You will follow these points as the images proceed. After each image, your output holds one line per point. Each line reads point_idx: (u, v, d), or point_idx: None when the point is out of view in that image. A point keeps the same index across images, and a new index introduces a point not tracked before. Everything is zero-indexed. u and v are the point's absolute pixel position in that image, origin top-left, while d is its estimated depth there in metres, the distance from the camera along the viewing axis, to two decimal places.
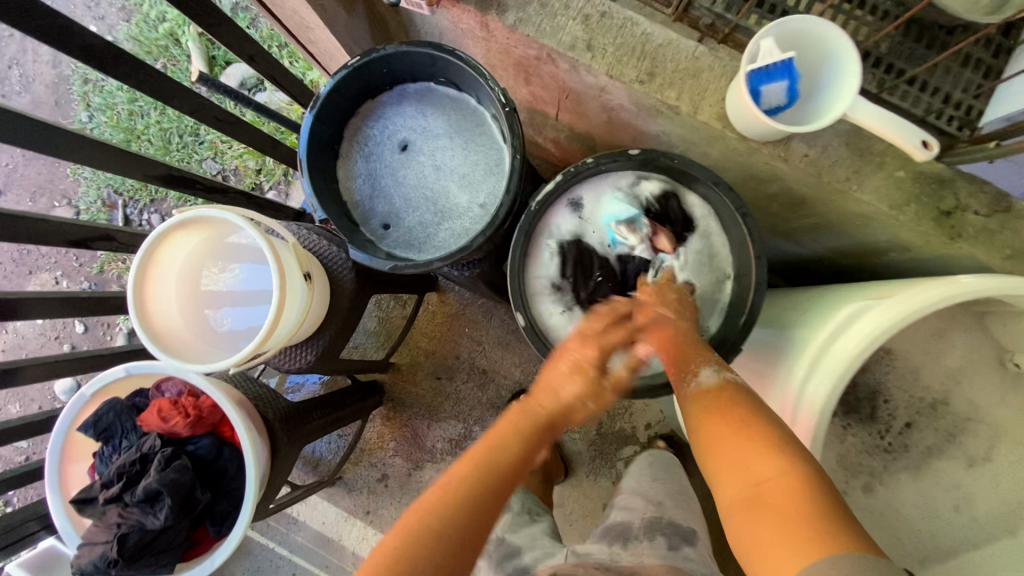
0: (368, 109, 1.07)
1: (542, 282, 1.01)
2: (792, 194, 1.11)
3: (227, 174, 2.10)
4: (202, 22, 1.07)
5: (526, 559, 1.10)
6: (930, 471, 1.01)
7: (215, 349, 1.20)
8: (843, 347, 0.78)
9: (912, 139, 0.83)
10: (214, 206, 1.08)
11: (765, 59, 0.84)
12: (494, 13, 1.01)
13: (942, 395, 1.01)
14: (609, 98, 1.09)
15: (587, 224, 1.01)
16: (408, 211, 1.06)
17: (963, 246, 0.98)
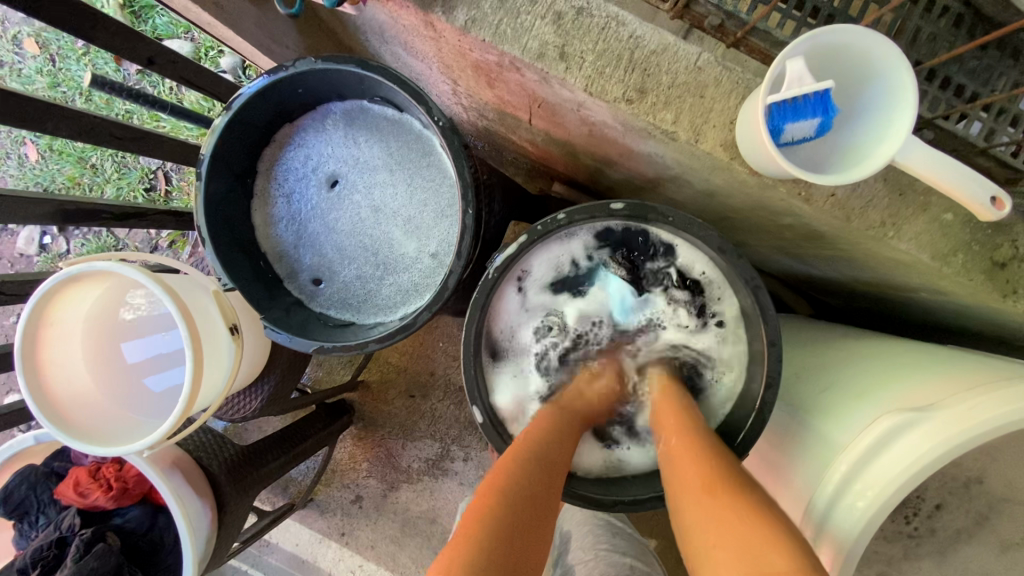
0: (288, 135, 0.86)
1: (503, 358, 0.89)
2: (810, 229, 0.91)
3: (169, 171, 1.87)
4: (70, 24, 0.84)
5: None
6: (958, 558, 0.87)
7: (134, 414, 1.03)
8: (880, 471, 0.62)
9: (979, 193, 0.64)
10: (103, 260, 0.88)
11: (794, 87, 0.64)
12: (440, 12, 0.79)
13: (977, 473, 0.86)
14: (589, 114, 0.88)
15: (554, 289, 0.88)
16: (343, 264, 0.86)
17: (1018, 305, 0.80)
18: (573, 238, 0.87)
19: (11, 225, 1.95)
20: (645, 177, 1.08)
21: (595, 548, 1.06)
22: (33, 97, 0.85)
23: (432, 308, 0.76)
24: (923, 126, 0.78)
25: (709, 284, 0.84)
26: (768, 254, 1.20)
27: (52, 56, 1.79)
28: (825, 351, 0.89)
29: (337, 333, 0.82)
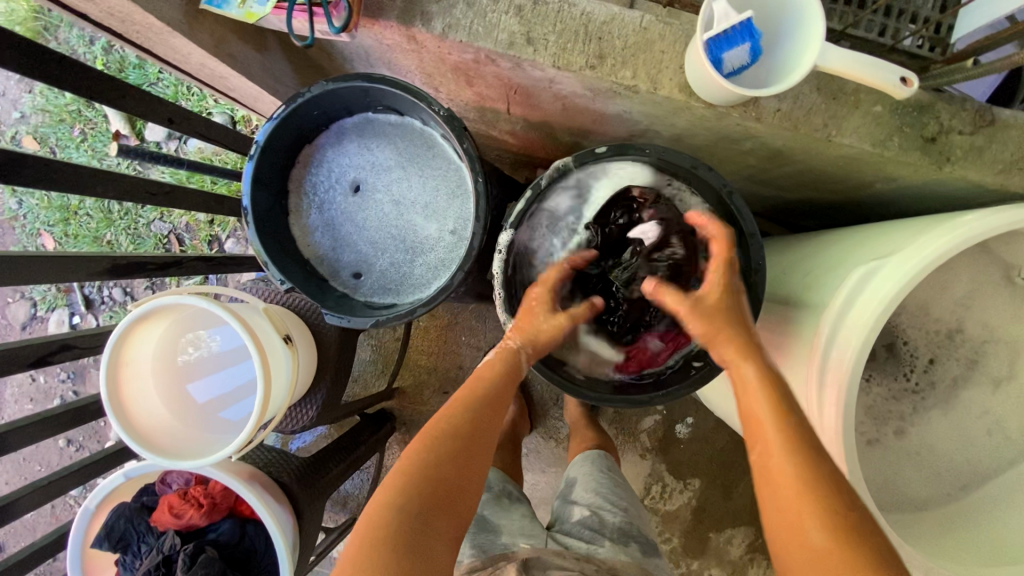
0: (309, 155, 0.99)
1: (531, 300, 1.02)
2: (769, 148, 1.05)
3: (180, 232, 1.99)
4: (106, 99, 0.98)
5: (502, 539, 0.99)
6: (957, 401, 0.99)
7: (210, 433, 1.14)
8: (859, 313, 0.74)
9: (889, 76, 0.78)
10: (167, 294, 1.00)
11: (722, 23, 0.78)
12: (419, 24, 0.93)
13: (954, 323, 0.99)
14: (561, 88, 1.01)
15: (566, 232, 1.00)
16: (377, 255, 0.99)
17: (953, 169, 0.93)
18: (565, 198, 0.98)
19: (39, 312, 2.07)
20: (618, 138, 1.21)
21: (596, 488, 1.11)
22: (84, 166, 0.99)
23: (464, 267, 0.88)
24: (840, 37, 0.94)
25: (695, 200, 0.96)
26: (742, 185, 1.33)
27: (52, 148, 1.93)
28: (805, 247, 1.02)
29: (385, 312, 0.94)
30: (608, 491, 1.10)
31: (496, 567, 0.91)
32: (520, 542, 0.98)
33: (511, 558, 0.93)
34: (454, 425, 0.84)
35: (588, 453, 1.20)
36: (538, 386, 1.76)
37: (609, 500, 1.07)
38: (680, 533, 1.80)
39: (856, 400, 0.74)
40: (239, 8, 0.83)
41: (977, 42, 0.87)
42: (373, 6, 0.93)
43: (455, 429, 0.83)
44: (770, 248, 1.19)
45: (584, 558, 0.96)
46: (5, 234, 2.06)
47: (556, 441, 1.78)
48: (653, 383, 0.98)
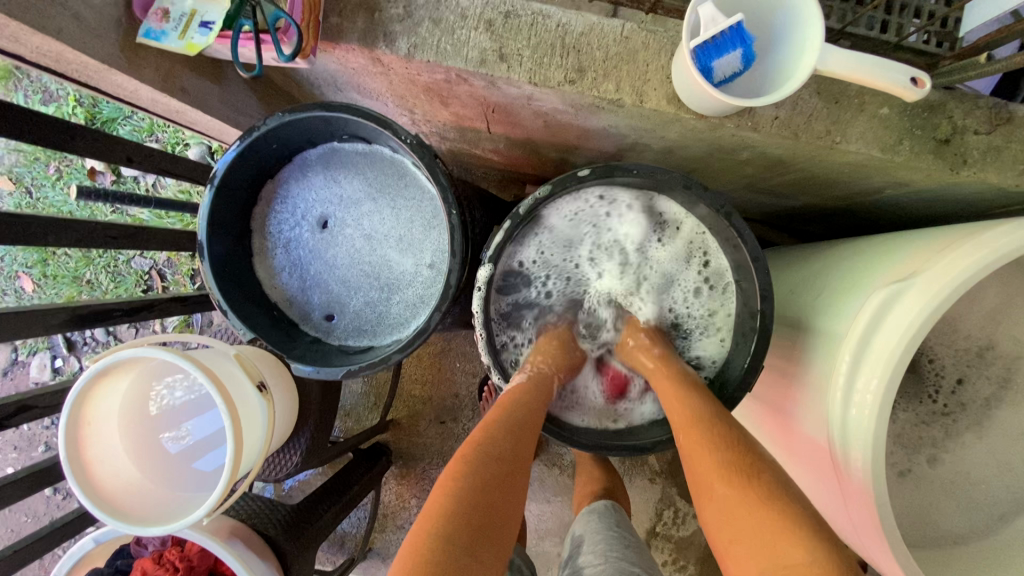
0: (272, 191, 0.92)
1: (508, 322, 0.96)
2: (767, 157, 0.97)
3: (161, 268, 1.92)
4: (52, 141, 0.91)
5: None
6: (991, 424, 0.90)
7: (183, 491, 1.06)
8: (881, 345, 0.66)
9: (898, 77, 0.70)
10: (126, 347, 0.92)
11: (710, 28, 0.71)
12: (383, 46, 0.86)
13: (985, 338, 0.90)
14: (540, 105, 0.94)
15: (551, 252, 0.94)
16: (350, 295, 0.91)
17: (971, 172, 0.86)
18: (553, 214, 0.92)
19: (20, 357, 2.00)
20: (606, 154, 1.14)
21: (605, 552, 0.97)
22: (32, 215, 0.92)
23: (441, 307, 0.81)
24: (840, 36, 0.87)
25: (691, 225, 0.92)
26: (740, 195, 1.25)
27: (27, 188, 1.87)
28: (813, 263, 0.94)
29: (359, 358, 0.86)
30: (619, 549, 0.97)
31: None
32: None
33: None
34: (500, 442, 0.73)
35: (596, 509, 1.10)
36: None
37: (621, 558, 0.95)
38: (696, 561, 1.70)
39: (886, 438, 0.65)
40: (179, 38, 0.75)
41: (989, 35, 0.80)
42: (333, 29, 0.86)
43: (500, 447, 0.72)
44: (774, 262, 1.11)
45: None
46: None
47: (560, 468, 1.70)
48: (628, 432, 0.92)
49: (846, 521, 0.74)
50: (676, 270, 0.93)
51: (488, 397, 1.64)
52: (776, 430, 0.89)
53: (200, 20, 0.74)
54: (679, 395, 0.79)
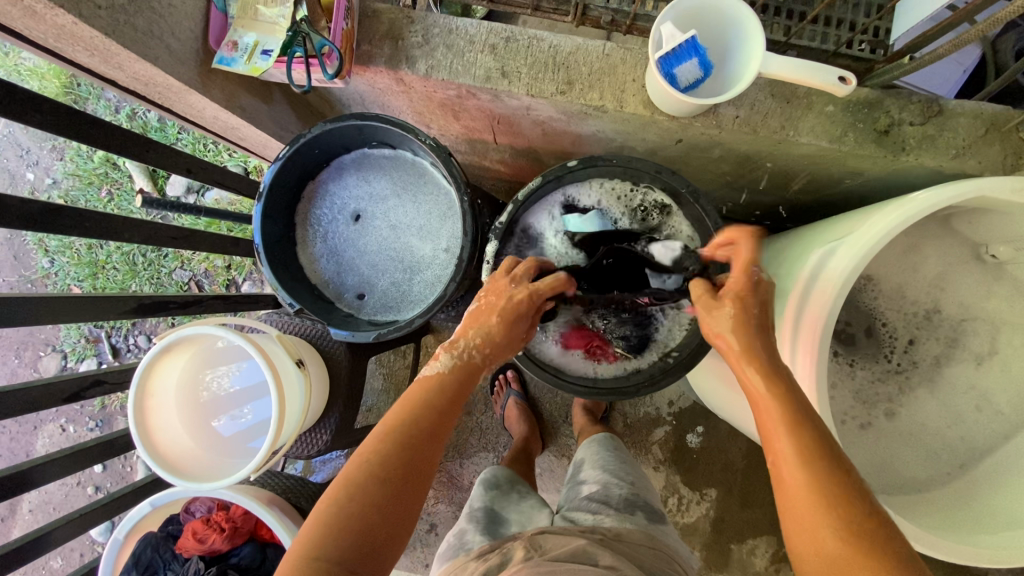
0: (312, 191, 1.08)
1: None
2: (736, 154, 1.12)
3: (199, 278, 2.11)
4: (131, 152, 1.09)
5: (511, 528, 1.03)
6: (944, 380, 1.01)
7: (230, 459, 1.20)
8: (820, 292, 0.80)
9: (829, 77, 0.85)
10: (185, 326, 1.08)
11: (670, 43, 0.88)
12: (405, 67, 1.03)
13: (931, 303, 1.02)
14: (537, 114, 1.11)
15: (552, 231, 1.06)
16: (378, 276, 1.07)
17: (909, 158, 0.99)
18: (550, 201, 1.07)
19: (69, 363, 2.17)
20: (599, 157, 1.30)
21: (605, 467, 1.14)
22: (114, 215, 1.09)
23: (455, 278, 0.96)
24: (786, 47, 1.03)
25: (670, 209, 1.04)
26: (722, 193, 1.39)
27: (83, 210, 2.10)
28: (780, 240, 1.07)
29: (387, 327, 1.01)
30: (614, 468, 1.13)
31: (500, 545, 0.91)
32: (527, 525, 1.03)
33: (515, 538, 0.93)
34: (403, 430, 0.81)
35: (594, 437, 1.24)
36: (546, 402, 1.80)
37: (616, 475, 1.11)
38: (701, 547, 1.76)
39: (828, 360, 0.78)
40: (245, 64, 0.91)
41: (911, 40, 0.95)
42: (364, 55, 1.04)
43: (405, 432, 0.80)
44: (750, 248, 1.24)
45: (588, 527, 0.95)
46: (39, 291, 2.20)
47: (569, 458, 1.80)
48: (626, 376, 1.02)
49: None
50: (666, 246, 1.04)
51: (500, 391, 1.82)
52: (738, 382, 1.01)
53: (261, 49, 0.91)
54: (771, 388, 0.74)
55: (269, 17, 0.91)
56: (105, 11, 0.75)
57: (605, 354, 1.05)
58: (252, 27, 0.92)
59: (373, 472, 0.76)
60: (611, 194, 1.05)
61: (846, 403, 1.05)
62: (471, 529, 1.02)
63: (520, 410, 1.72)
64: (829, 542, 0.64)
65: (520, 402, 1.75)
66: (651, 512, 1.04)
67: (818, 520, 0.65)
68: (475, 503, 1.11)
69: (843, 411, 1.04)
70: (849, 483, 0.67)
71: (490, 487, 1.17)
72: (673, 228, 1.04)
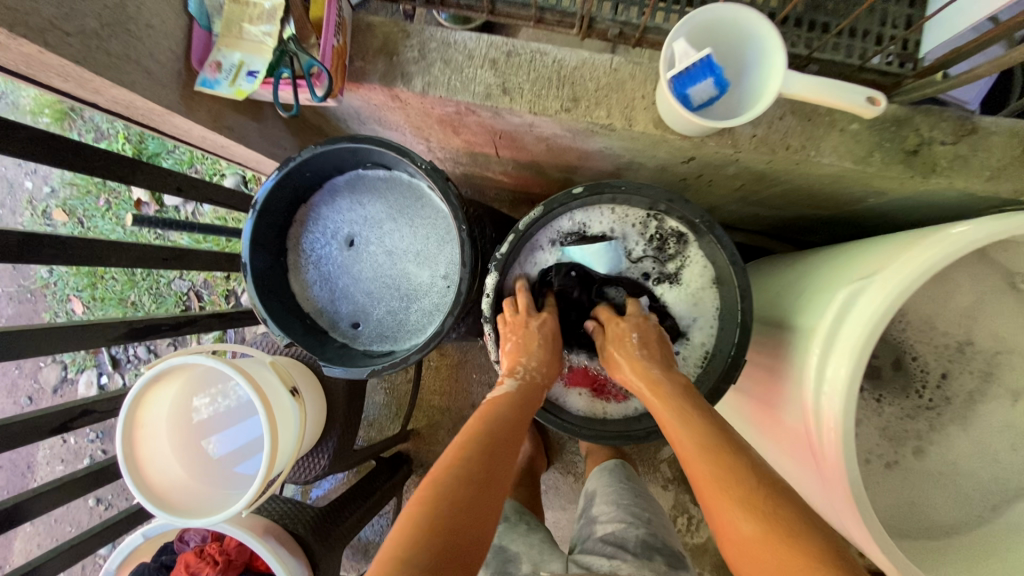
0: (304, 215, 1.03)
1: None
2: (752, 172, 1.06)
3: (198, 289, 2.07)
4: (118, 174, 1.04)
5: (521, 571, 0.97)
6: (975, 417, 0.95)
7: (226, 490, 1.16)
8: (847, 335, 0.73)
9: (857, 97, 0.78)
10: (174, 356, 1.03)
11: (683, 62, 0.82)
12: (401, 84, 0.98)
13: (962, 334, 0.96)
14: (541, 131, 1.05)
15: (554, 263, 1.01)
16: (373, 305, 1.02)
17: (941, 180, 0.93)
18: (553, 228, 1.00)
19: (69, 374, 2.16)
20: (606, 172, 1.24)
21: (618, 502, 1.07)
22: (99, 240, 1.05)
23: (453, 312, 0.90)
24: (807, 60, 0.96)
25: (681, 235, 0.98)
26: (736, 207, 1.33)
27: (80, 218, 2.06)
28: (799, 265, 1.01)
29: (382, 361, 0.97)
30: (630, 502, 1.08)
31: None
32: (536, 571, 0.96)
33: None
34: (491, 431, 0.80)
35: (604, 466, 1.19)
36: None
37: (631, 514, 1.04)
38: (711, 568, 1.71)
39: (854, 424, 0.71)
40: (229, 86, 0.87)
41: (944, 54, 0.88)
42: (357, 71, 0.98)
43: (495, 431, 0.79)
44: (766, 269, 1.17)
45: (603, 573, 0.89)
46: (38, 302, 2.18)
47: (574, 475, 1.75)
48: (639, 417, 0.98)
49: (824, 499, 0.80)
50: (676, 279, 0.99)
51: None
52: (764, 422, 0.93)
53: (246, 70, 0.86)
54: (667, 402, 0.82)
55: (254, 35, 0.86)
56: (74, 37, 0.69)
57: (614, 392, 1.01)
58: (236, 47, 0.87)
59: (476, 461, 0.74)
60: (618, 222, 0.99)
61: (869, 439, 0.99)
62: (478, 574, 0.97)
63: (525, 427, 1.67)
64: (742, 526, 0.66)
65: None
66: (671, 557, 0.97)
67: (731, 508, 0.68)
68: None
69: (869, 449, 0.98)
70: (752, 470, 0.70)
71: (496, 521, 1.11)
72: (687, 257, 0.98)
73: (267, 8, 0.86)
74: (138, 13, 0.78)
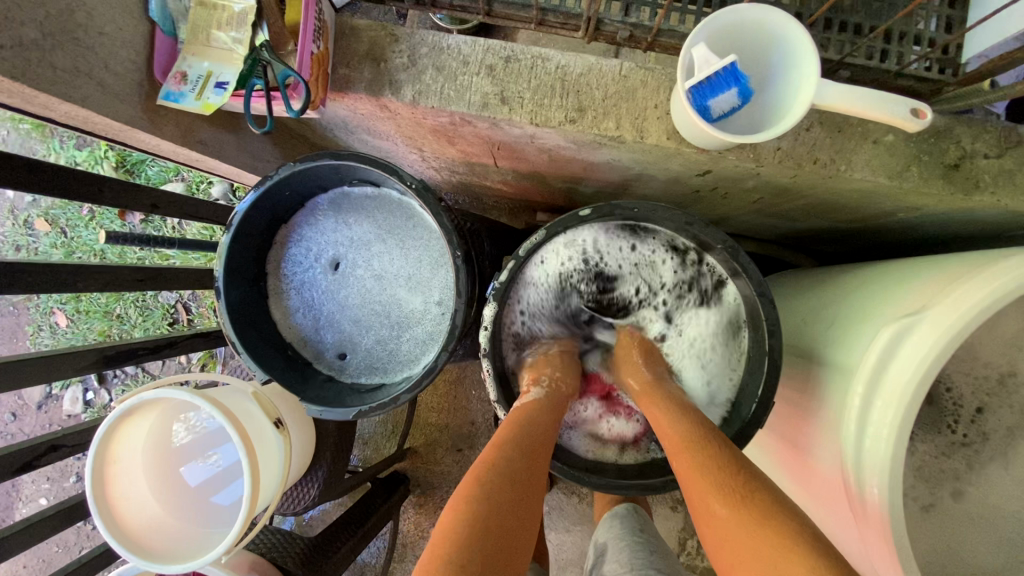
0: (286, 236, 0.95)
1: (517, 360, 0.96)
2: (773, 186, 0.97)
3: (186, 301, 1.99)
4: (83, 193, 0.96)
5: None
6: (1021, 456, 0.87)
7: (207, 528, 1.07)
8: (894, 377, 0.65)
9: (900, 109, 0.69)
10: (146, 390, 0.95)
11: (704, 69, 0.72)
12: (389, 94, 0.89)
13: (1006, 365, 0.88)
14: (543, 142, 0.96)
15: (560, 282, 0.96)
16: (361, 334, 0.94)
17: (984, 196, 0.84)
18: (560, 248, 0.95)
19: (54, 390, 2.08)
20: (613, 184, 1.15)
21: (630, 557, 0.95)
22: (63, 264, 0.97)
23: (448, 346, 0.82)
24: (839, 66, 0.87)
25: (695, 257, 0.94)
26: (752, 219, 1.24)
27: (62, 229, 1.98)
28: (826, 290, 0.92)
29: (371, 397, 0.88)
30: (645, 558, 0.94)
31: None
32: None
33: None
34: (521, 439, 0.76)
35: (615, 514, 1.08)
36: None
37: (643, 568, 0.91)
38: None
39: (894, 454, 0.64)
40: (196, 99, 0.77)
41: (990, 61, 0.80)
42: (342, 80, 0.90)
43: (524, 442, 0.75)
44: (788, 288, 1.09)
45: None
46: (21, 315, 2.10)
47: (579, 497, 1.67)
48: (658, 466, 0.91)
49: (856, 548, 0.72)
50: (690, 303, 0.95)
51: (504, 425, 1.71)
52: (791, 464, 0.85)
53: (215, 81, 0.77)
54: (658, 402, 0.81)
55: (224, 42, 0.78)
56: (9, 49, 0.60)
57: (625, 404, 0.97)
58: (204, 55, 0.78)
59: (503, 476, 0.70)
60: (627, 242, 0.95)
61: (901, 478, 0.91)
62: None
63: None
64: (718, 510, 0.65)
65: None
66: None
67: (708, 495, 0.67)
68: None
69: (902, 490, 0.90)
70: (742, 470, 0.69)
71: None
72: (713, 293, 0.93)
73: (238, 11, 0.78)
74: (88, 19, 0.69)
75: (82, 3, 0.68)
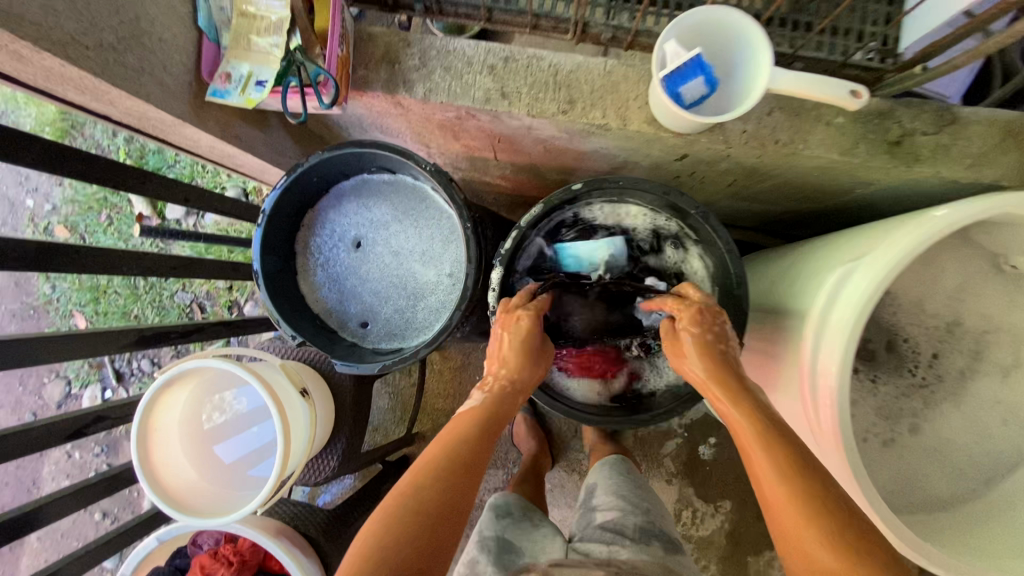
0: (312, 219, 1.06)
1: None
2: (743, 167, 1.10)
3: (201, 300, 2.09)
4: (128, 185, 1.07)
5: (524, 558, 0.99)
6: (967, 395, 0.98)
7: (239, 491, 1.17)
8: (839, 316, 0.77)
9: (840, 91, 0.82)
10: (187, 360, 1.06)
11: (675, 61, 0.86)
12: (403, 91, 1.01)
13: (951, 315, 1.00)
14: (539, 133, 1.09)
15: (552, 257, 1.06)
16: (381, 304, 1.05)
17: (924, 168, 0.97)
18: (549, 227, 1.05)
19: (72, 390, 2.16)
20: (602, 172, 1.27)
21: (618, 492, 1.10)
22: (111, 249, 1.08)
23: (461, 307, 0.93)
24: (793, 59, 1.01)
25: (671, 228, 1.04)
26: (729, 203, 1.36)
27: (82, 234, 2.08)
28: (792, 255, 1.05)
29: (391, 357, 0.99)
30: (628, 495, 1.09)
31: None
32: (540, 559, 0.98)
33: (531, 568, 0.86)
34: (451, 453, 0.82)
35: (605, 460, 1.20)
36: (554, 418, 1.76)
37: (630, 502, 1.06)
38: (718, 560, 1.73)
39: (849, 402, 0.75)
40: (239, 95, 0.90)
41: (923, 49, 0.92)
42: (361, 80, 1.02)
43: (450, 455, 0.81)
44: (761, 261, 1.21)
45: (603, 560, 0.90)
46: (41, 318, 2.19)
47: (580, 473, 1.77)
48: (642, 406, 1.03)
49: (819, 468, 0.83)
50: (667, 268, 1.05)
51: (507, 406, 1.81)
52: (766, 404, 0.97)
53: (255, 80, 0.89)
54: (739, 409, 0.79)
55: (262, 47, 0.90)
56: (93, 51, 0.72)
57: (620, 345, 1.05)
58: (245, 58, 0.90)
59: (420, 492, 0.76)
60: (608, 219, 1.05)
61: (865, 420, 1.03)
62: (483, 559, 0.98)
63: (530, 427, 1.70)
64: (821, 555, 0.65)
65: (529, 418, 1.72)
66: (668, 545, 0.99)
67: (804, 531, 0.67)
68: (487, 530, 1.05)
69: (866, 429, 1.01)
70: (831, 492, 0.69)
71: (501, 513, 1.11)
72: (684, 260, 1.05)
73: (274, 20, 0.90)
74: (151, 27, 0.81)
75: (146, 13, 0.80)
